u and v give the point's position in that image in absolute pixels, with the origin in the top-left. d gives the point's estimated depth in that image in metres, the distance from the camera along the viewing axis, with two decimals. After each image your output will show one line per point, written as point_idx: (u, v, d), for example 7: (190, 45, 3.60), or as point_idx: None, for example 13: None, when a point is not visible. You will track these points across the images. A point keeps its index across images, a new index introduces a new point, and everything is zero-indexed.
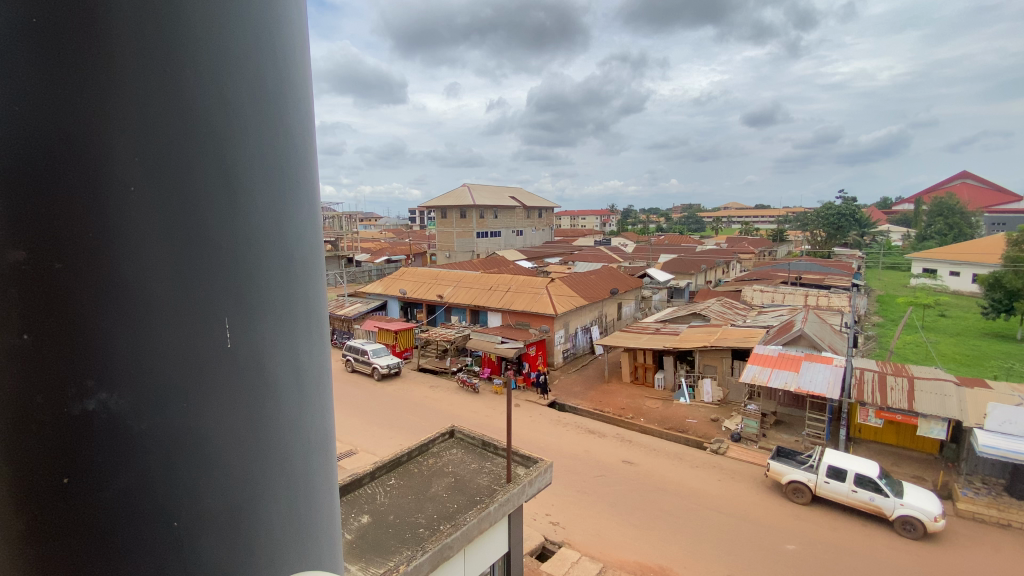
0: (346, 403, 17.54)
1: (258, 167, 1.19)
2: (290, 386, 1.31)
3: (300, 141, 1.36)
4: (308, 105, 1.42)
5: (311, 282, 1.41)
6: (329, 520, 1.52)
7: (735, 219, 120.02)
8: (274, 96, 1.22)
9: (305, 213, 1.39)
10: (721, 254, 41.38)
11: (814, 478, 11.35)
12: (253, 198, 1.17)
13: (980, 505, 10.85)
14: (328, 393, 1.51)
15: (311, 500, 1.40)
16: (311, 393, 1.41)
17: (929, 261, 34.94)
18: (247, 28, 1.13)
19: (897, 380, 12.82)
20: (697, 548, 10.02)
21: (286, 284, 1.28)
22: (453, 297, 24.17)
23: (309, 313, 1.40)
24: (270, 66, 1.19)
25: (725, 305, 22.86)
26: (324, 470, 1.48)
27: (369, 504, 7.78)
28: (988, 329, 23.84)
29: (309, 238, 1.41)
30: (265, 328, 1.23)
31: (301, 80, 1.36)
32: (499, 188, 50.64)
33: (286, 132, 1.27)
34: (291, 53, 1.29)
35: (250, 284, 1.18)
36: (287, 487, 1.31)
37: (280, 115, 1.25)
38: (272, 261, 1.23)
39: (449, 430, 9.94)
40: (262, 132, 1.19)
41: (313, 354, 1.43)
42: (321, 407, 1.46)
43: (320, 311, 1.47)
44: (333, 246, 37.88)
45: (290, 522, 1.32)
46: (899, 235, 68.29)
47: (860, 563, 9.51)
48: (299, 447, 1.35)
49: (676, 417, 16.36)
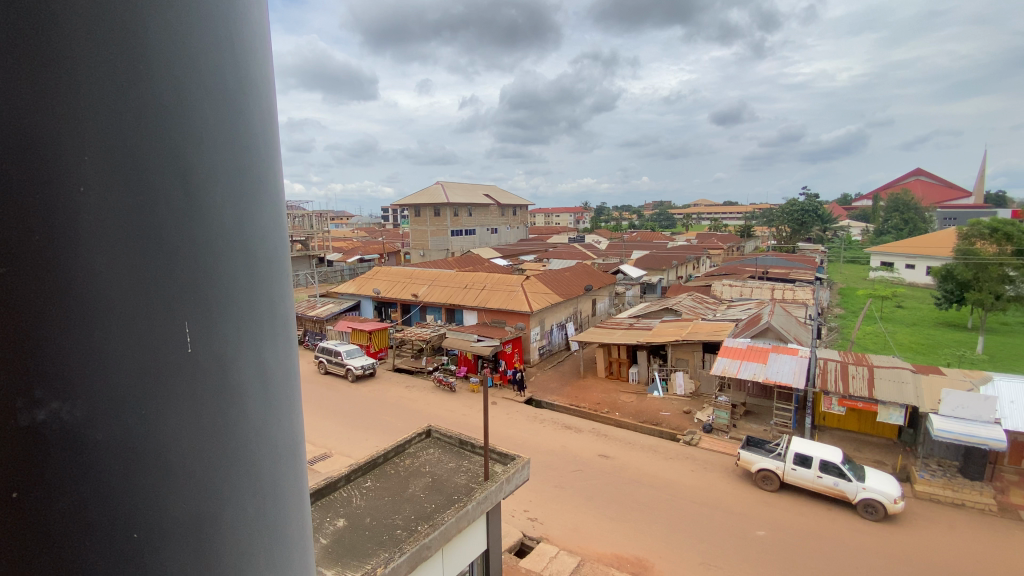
0: (319, 406, 17.23)
1: (219, 165, 1.15)
2: (256, 390, 1.28)
3: (263, 140, 1.32)
4: (271, 102, 1.38)
5: (276, 283, 1.38)
6: (300, 525, 1.49)
7: (705, 215, 122.54)
8: (234, 93, 1.18)
9: (270, 215, 1.35)
10: (692, 250, 42.33)
11: (782, 465, 11.75)
12: (213, 198, 1.13)
13: (937, 486, 11.43)
14: (296, 398, 1.48)
15: (280, 505, 1.38)
16: (278, 399, 1.38)
17: (887, 255, 36.55)
18: (206, 23, 1.09)
19: (858, 369, 13.38)
20: (671, 537, 10.24)
21: (251, 286, 1.25)
22: (428, 296, 23.99)
23: (274, 316, 1.36)
24: (230, 63, 1.16)
25: (697, 300, 23.39)
26: (292, 476, 1.45)
27: (345, 508, 7.66)
28: (942, 319, 25.09)
29: (274, 240, 1.37)
30: (228, 331, 1.19)
31: (263, 77, 1.31)
32: (473, 186, 50.54)
33: (248, 130, 1.23)
34: (252, 48, 1.24)
35: (211, 288, 1.15)
36: (255, 493, 1.28)
37: (241, 112, 1.21)
38: (234, 261, 1.19)
39: (426, 429, 9.87)
40: (222, 129, 1.15)
41: (281, 357, 1.40)
42: (288, 414, 1.43)
43: (286, 313, 1.43)
44: (303, 245, 37.07)
45: (258, 527, 1.30)
46: (859, 230, 71.18)
47: (826, 545, 9.89)
48: (267, 451, 1.33)
49: (650, 410, 16.66)
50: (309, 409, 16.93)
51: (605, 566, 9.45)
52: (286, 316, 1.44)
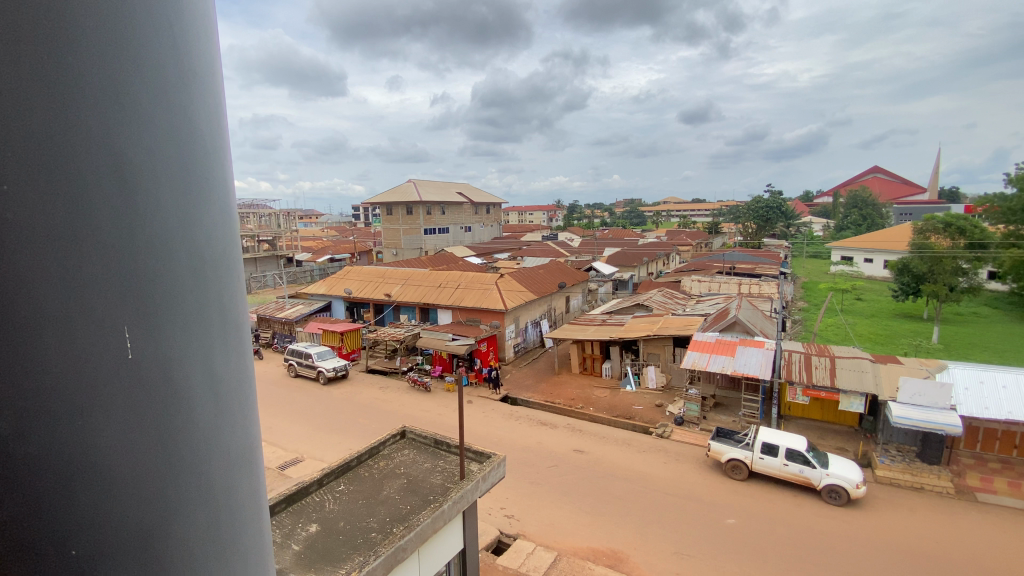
0: (290, 409, 16.84)
1: (158, 164, 1.09)
2: (205, 399, 1.23)
3: (209, 136, 1.26)
4: (217, 97, 1.32)
5: (227, 287, 1.33)
6: (258, 534, 1.44)
7: (675, 212, 125.05)
8: (176, 85, 1.12)
9: (219, 213, 1.29)
10: (662, 246, 43.12)
11: (750, 455, 12.12)
12: (154, 197, 1.08)
13: (896, 471, 11.98)
14: (252, 402, 1.42)
15: (235, 514, 1.33)
16: (230, 405, 1.32)
17: (847, 249, 38.07)
18: (142, 11, 1.02)
19: (821, 360, 13.89)
20: (646, 529, 10.42)
21: (198, 289, 1.21)
22: (401, 295, 23.70)
23: (225, 320, 1.30)
24: (169, 55, 1.10)
25: (667, 295, 23.82)
26: (248, 483, 1.40)
27: (317, 512, 7.50)
28: (898, 311, 26.25)
29: (225, 239, 1.31)
30: (174, 338, 1.14)
31: (206, 71, 1.25)
32: (446, 184, 50.16)
33: (190, 124, 1.17)
34: (194, 42, 1.19)
35: (152, 291, 1.09)
36: (205, 506, 1.23)
37: (183, 106, 1.15)
38: (177, 264, 1.14)
39: (401, 430, 9.75)
40: (159, 123, 1.09)
41: (233, 363, 1.34)
42: (243, 420, 1.37)
43: (239, 316, 1.37)
44: (271, 245, 36.11)
45: (209, 539, 1.25)
46: (821, 225, 73.90)
47: (792, 530, 10.24)
48: (219, 460, 1.28)
49: (623, 405, 16.90)
50: (279, 413, 16.52)
51: (581, 560, 9.55)
52: (239, 317, 1.38)
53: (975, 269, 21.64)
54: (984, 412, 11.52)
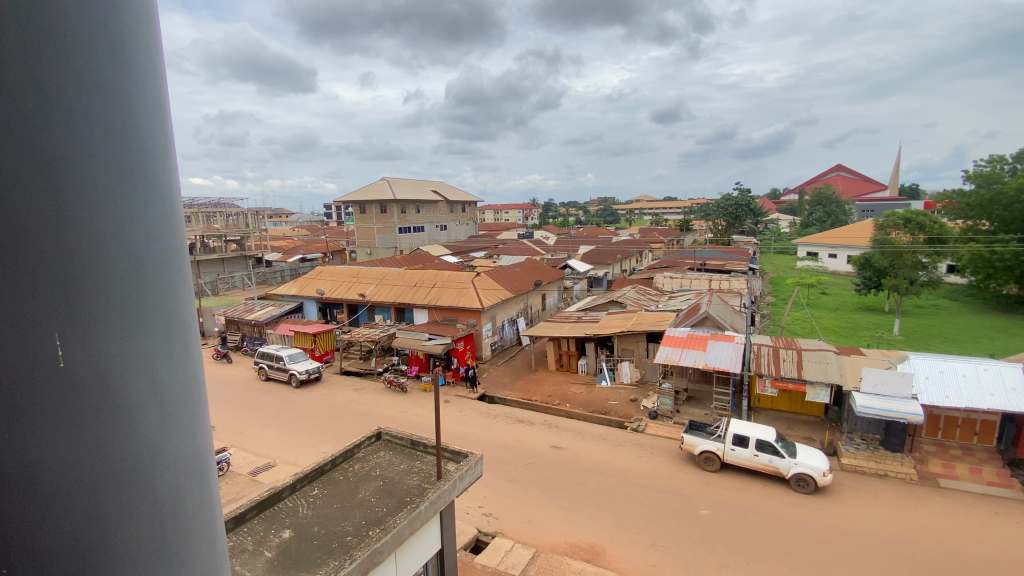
0: (262, 414, 16.42)
1: (91, 162, 1.03)
2: (148, 405, 1.18)
3: (150, 136, 1.21)
4: (157, 88, 1.26)
5: (171, 288, 1.27)
6: (210, 542, 1.40)
7: (649, 210, 126.91)
8: (110, 76, 1.06)
9: (162, 216, 1.25)
10: (635, 244, 43.77)
11: (722, 447, 12.39)
12: (84, 195, 1.02)
13: (861, 458, 12.46)
14: (203, 413, 1.38)
15: (184, 522, 1.28)
16: (176, 416, 1.28)
17: (811, 245, 39.42)
18: (73, 0, 0.96)
19: (788, 352, 14.32)
20: (622, 522, 10.55)
21: (137, 289, 1.16)
22: (375, 295, 23.37)
23: (170, 326, 1.26)
24: (102, 46, 1.04)
25: (641, 292, 24.17)
26: (196, 497, 1.35)
27: (291, 518, 7.32)
28: (860, 304, 27.29)
29: (169, 243, 1.27)
30: (110, 342, 1.09)
31: (146, 62, 1.19)
32: (420, 182, 49.75)
33: (128, 118, 1.12)
34: (131, 30, 1.13)
35: (87, 294, 1.04)
36: (150, 515, 1.19)
37: (119, 98, 1.09)
38: (114, 265, 1.09)
39: (376, 432, 9.61)
40: (91, 118, 1.03)
41: (179, 366, 1.29)
42: (193, 432, 1.33)
43: (185, 318, 1.33)
44: (239, 246, 35.10)
45: (156, 548, 1.20)
46: (787, 221, 76.26)
47: (763, 519, 10.53)
48: (163, 467, 1.23)
49: (599, 400, 17.08)
50: (250, 418, 16.10)
51: (559, 555, 9.61)
52: (188, 323, 1.34)
53: (933, 263, 22.62)
54: (943, 399, 12.00)
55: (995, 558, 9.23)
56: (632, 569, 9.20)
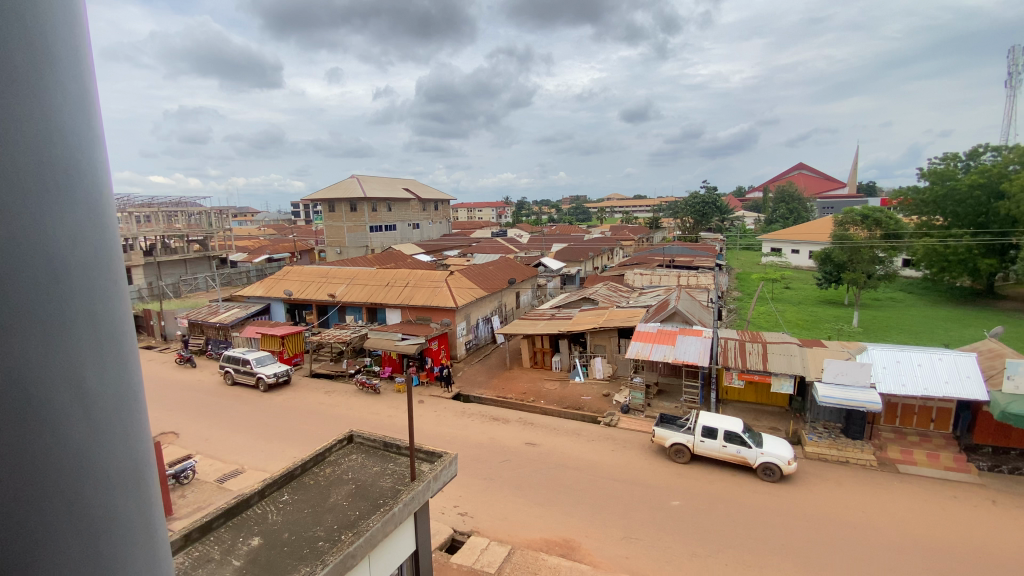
0: (228, 419, 15.92)
1: (19, 195, 1.13)
2: (76, 418, 1.28)
3: (80, 158, 1.33)
4: (87, 125, 1.36)
5: (101, 310, 1.38)
6: (146, 545, 1.51)
7: (620, 208, 128.57)
8: (38, 119, 1.17)
9: (93, 232, 1.36)
10: (606, 241, 44.34)
11: (692, 439, 12.69)
12: (14, 227, 1.12)
13: (824, 446, 12.95)
14: (134, 416, 1.49)
15: (115, 528, 1.38)
16: (106, 419, 1.37)
17: (775, 241, 40.78)
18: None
19: (754, 345, 14.77)
20: (596, 516, 10.68)
21: (67, 310, 1.26)
22: (345, 295, 22.96)
23: (101, 334, 1.37)
24: (32, 94, 1.15)
25: (613, 289, 24.51)
26: (129, 497, 1.45)
27: (260, 525, 7.13)
28: (822, 297, 28.38)
29: (100, 259, 1.38)
30: (42, 361, 1.19)
31: (75, 101, 1.29)
32: (391, 181, 49.10)
33: (54, 154, 1.22)
34: (59, 73, 1.23)
35: (18, 318, 1.13)
36: (81, 522, 1.29)
37: (45, 138, 1.20)
38: (40, 289, 1.18)
39: (348, 435, 9.45)
40: (17, 156, 1.13)
41: (107, 380, 1.39)
42: (124, 434, 1.44)
43: (117, 333, 1.44)
44: (202, 246, 33.87)
45: (90, 553, 1.30)
46: (752, 219, 78.67)
47: (731, 508, 10.84)
48: (91, 476, 1.32)
49: (573, 396, 17.24)
50: (216, 423, 15.58)
51: (535, 551, 9.66)
52: (120, 333, 1.45)
53: (889, 257, 23.73)
54: (899, 388, 12.55)
55: (947, 536, 9.72)
56: (606, 562, 9.32)
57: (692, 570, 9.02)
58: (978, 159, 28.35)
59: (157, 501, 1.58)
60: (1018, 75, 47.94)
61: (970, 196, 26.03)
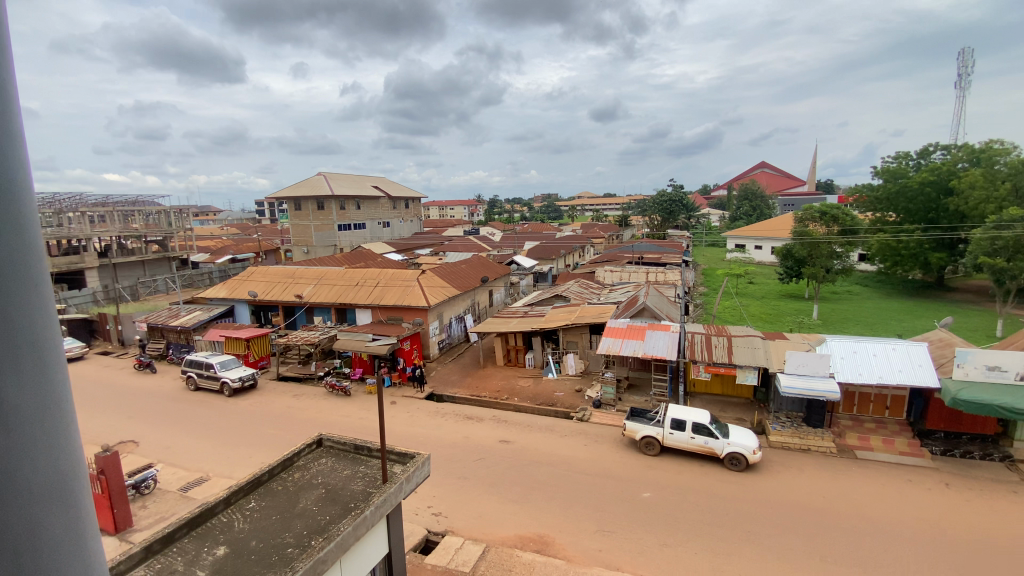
0: (192, 425, 15.35)
1: None
2: None
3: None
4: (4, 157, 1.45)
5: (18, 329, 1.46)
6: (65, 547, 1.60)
7: (591, 206, 129.89)
8: None
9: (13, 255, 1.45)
10: (577, 239, 44.79)
11: (662, 431, 12.97)
12: None
13: (787, 435, 13.42)
14: (51, 429, 1.58)
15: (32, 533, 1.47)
16: (21, 432, 1.46)
17: (739, 238, 42.03)
18: None
19: (720, 339, 15.19)
20: (570, 511, 10.80)
21: None
22: (314, 296, 22.45)
23: (17, 352, 1.46)
24: None
25: (584, 286, 24.75)
26: (46, 506, 1.53)
27: (225, 534, 6.91)
28: (785, 291, 29.36)
29: (19, 282, 1.47)
30: None
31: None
32: (360, 179, 48.27)
33: None
34: None
35: None
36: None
37: None
38: None
39: (317, 439, 9.27)
40: None
41: (22, 393, 1.47)
42: (42, 445, 1.53)
43: (34, 350, 1.52)
44: (161, 247, 32.50)
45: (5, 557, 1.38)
46: (718, 215, 80.80)
47: (700, 497, 11.14)
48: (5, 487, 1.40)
49: (546, 393, 17.35)
50: (178, 431, 15.01)
51: (509, 548, 9.70)
52: (36, 350, 1.53)
53: (846, 252, 24.69)
54: (856, 377, 13.12)
55: (900, 517, 10.23)
56: (580, 556, 9.43)
57: (663, 560, 9.22)
58: (927, 158, 29.79)
59: (78, 506, 1.66)
60: (962, 78, 50.67)
61: (921, 193, 27.34)
